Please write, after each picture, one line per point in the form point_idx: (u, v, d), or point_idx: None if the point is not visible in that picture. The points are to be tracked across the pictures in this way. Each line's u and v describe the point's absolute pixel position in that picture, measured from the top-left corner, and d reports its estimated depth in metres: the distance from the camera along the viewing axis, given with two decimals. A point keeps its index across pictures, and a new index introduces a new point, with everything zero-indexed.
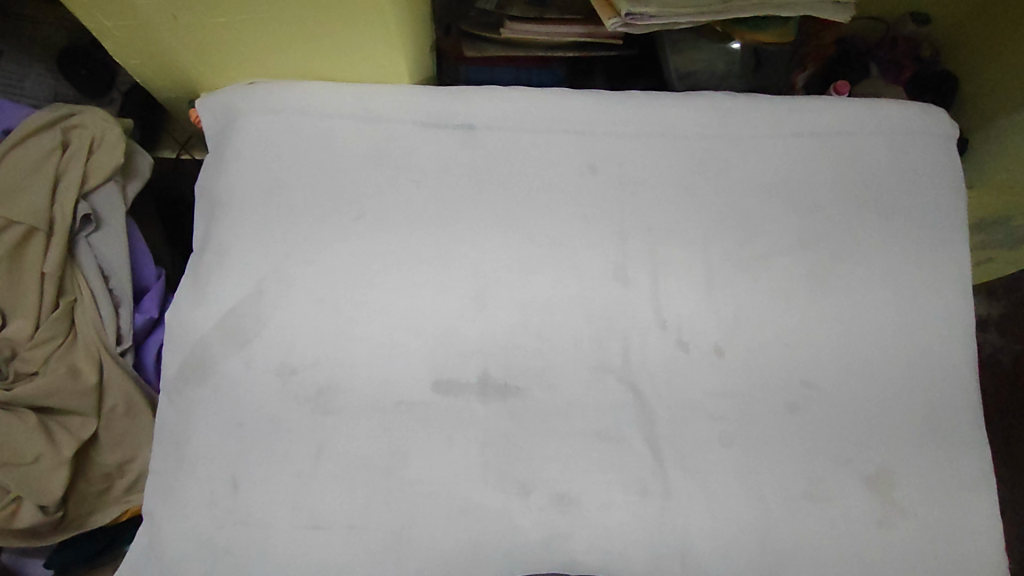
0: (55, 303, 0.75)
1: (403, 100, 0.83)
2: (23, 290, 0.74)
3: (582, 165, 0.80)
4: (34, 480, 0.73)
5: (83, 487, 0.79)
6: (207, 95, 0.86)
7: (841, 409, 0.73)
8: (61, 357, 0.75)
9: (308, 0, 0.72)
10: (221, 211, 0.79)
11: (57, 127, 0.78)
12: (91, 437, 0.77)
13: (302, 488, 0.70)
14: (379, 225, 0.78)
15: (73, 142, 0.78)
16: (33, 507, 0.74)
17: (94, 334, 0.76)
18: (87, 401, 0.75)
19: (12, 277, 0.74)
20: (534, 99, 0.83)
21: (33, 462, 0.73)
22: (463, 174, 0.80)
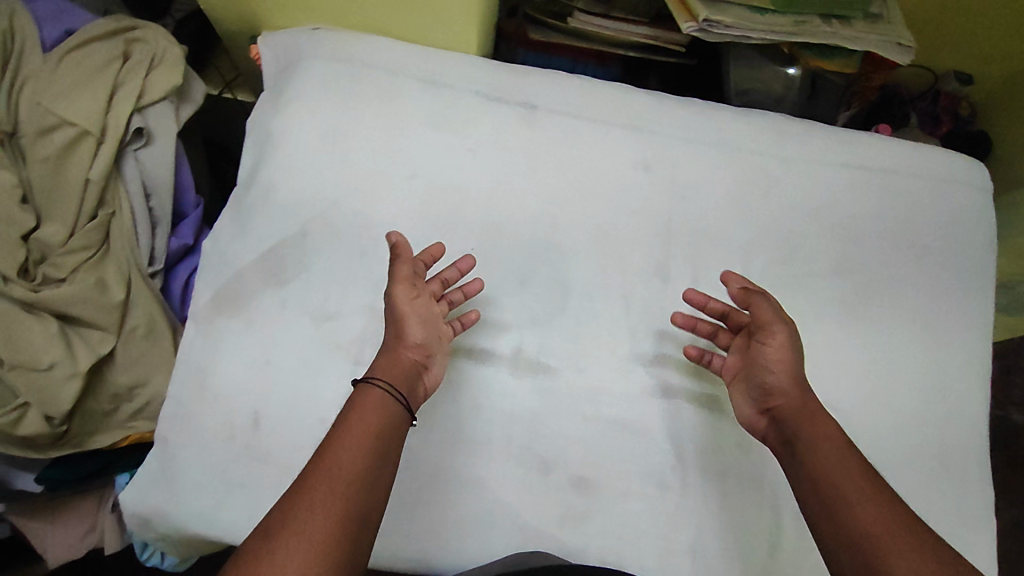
0: (93, 213, 0.74)
1: (470, 69, 0.83)
2: (64, 194, 0.73)
3: (636, 162, 0.81)
4: (46, 387, 0.72)
5: (90, 405, 0.77)
6: (269, 35, 0.86)
7: (863, 434, 0.74)
8: (93, 265, 0.74)
9: None
10: (274, 149, 0.79)
11: (120, 40, 0.78)
12: (109, 354, 0.76)
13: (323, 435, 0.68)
14: (431, 187, 0.78)
15: (135, 56, 0.78)
16: (38, 417, 0.73)
17: (126, 246, 0.76)
18: (111, 316, 0.74)
19: (56, 179, 0.72)
20: (595, 90, 0.84)
21: (48, 369, 0.72)
22: (519, 151, 0.80)
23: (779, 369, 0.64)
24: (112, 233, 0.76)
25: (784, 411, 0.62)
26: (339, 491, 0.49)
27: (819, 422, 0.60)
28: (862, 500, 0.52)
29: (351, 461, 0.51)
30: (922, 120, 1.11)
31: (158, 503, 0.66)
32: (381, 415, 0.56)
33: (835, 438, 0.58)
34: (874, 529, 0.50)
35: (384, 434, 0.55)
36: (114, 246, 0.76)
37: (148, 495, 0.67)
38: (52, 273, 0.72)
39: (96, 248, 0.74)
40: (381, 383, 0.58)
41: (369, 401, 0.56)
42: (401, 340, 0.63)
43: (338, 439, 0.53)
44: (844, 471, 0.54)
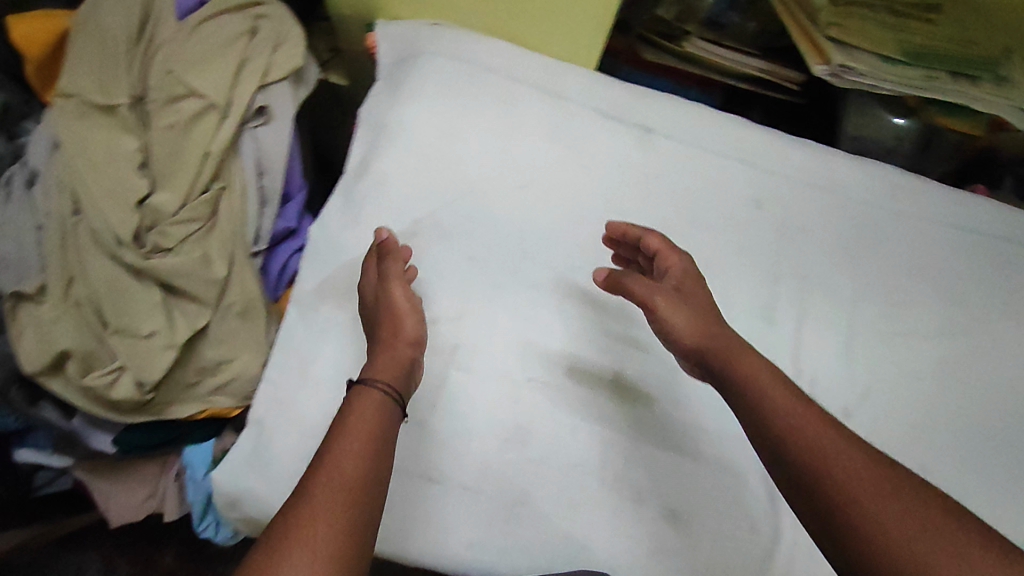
0: (206, 187, 0.73)
1: (591, 83, 0.82)
2: (180, 165, 0.72)
3: (750, 198, 0.80)
4: (143, 354, 0.72)
5: (177, 376, 0.77)
6: (387, 23, 0.85)
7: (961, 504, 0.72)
8: (200, 238, 0.73)
9: None
10: (389, 142, 0.79)
11: (249, 14, 0.77)
12: (203, 327, 0.76)
13: (421, 438, 0.68)
14: (543, 199, 0.77)
15: (263, 31, 0.76)
16: (128, 383, 0.72)
17: (235, 222, 0.75)
18: (211, 291, 0.74)
19: (175, 149, 0.72)
20: (715, 118, 0.82)
21: (147, 337, 0.72)
22: (633, 174, 0.79)
23: (678, 316, 0.58)
24: (220, 206, 0.75)
25: (704, 349, 0.55)
26: (339, 499, 0.44)
27: (752, 359, 0.52)
28: (842, 445, 0.44)
29: (354, 471, 0.46)
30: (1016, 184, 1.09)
31: (252, 486, 0.66)
32: (380, 414, 0.51)
33: (770, 381, 0.50)
34: (855, 487, 0.42)
35: (384, 433, 0.50)
36: (220, 220, 0.75)
37: (241, 478, 0.66)
38: (161, 243, 0.72)
39: (203, 221, 0.74)
40: (382, 386, 0.54)
41: (368, 400, 0.52)
42: (387, 327, 0.62)
43: (333, 448, 0.47)
44: (778, 416, 0.48)
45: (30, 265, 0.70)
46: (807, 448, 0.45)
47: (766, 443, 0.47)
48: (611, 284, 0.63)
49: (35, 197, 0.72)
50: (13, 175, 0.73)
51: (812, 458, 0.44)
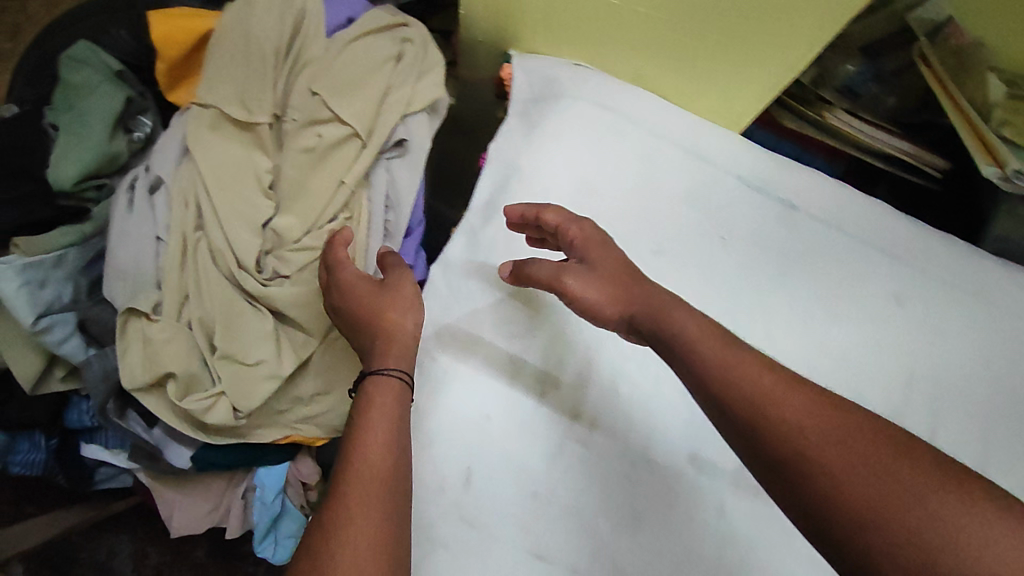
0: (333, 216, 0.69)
1: (738, 150, 0.78)
2: (310, 191, 0.69)
3: (889, 294, 0.75)
4: (245, 382, 0.68)
5: (272, 403, 0.74)
6: (524, 56, 0.80)
7: None
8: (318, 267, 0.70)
9: (732, 14, 0.68)
10: (522, 187, 0.75)
11: (397, 39, 0.73)
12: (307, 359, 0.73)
13: (533, 508, 0.66)
14: (677, 267, 0.73)
15: (410, 59, 0.73)
16: (225, 409, 0.69)
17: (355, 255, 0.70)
18: (322, 325, 0.71)
19: (307, 174, 0.69)
20: (859, 202, 0.78)
21: (252, 365, 0.68)
22: (771, 252, 0.75)
23: (593, 293, 0.59)
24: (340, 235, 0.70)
25: (639, 316, 0.57)
26: (375, 484, 0.51)
27: (679, 311, 0.55)
28: (799, 409, 0.47)
29: (381, 468, 0.52)
30: None
31: None
32: (394, 398, 0.56)
33: (698, 335, 0.52)
34: (829, 454, 0.44)
35: (402, 416, 0.56)
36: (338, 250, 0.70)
37: None
38: (279, 269, 0.69)
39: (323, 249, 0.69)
40: (397, 373, 0.58)
41: (382, 388, 0.56)
42: (385, 314, 0.61)
43: (354, 447, 0.52)
44: (780, 408, 0.47)
45: (147, 278, 0.69)
46: (794, 429, 0.46)
47: (755, 440, 0.47)
48: (518, 276, 0.64)
49: (159, 206, 0.70)
50: (136, 179, 0.71)
51: (797, 437, 0.45)
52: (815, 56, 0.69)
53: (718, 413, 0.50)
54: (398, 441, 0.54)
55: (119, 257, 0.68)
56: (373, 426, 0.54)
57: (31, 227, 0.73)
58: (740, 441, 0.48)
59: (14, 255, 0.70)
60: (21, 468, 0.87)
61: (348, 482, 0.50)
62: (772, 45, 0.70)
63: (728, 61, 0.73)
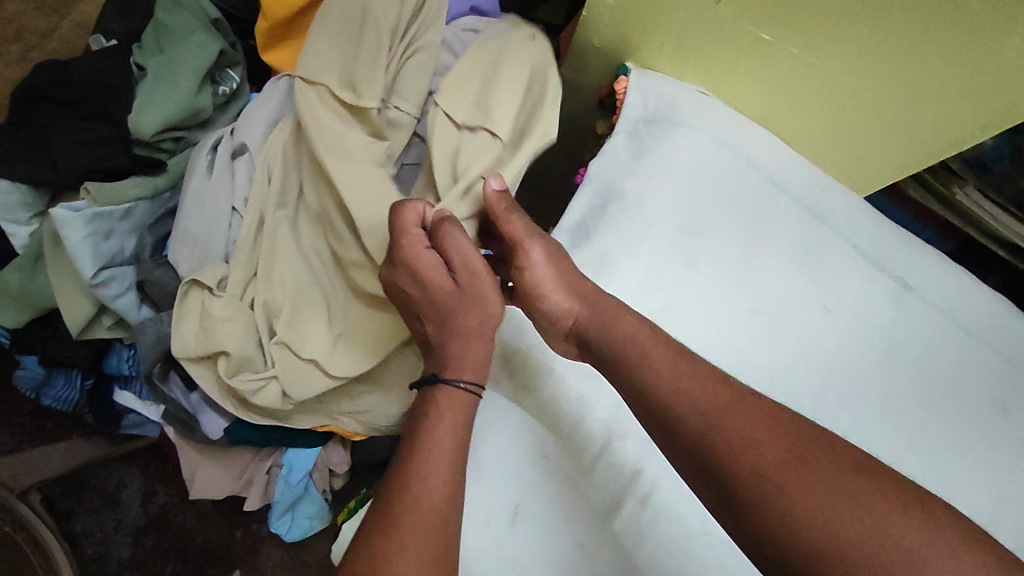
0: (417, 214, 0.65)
1: (859, 214, 0.71)
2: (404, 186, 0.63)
3: (993, 400, 0.68)
4: (299, 370, 0.64)
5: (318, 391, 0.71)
6: (643, 70, 0.73)
7: None
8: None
9: (902, 80, 0.62)
10: (619, 216, 0.69)
11: (506, 37, 0.69)
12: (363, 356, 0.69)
13: (573, 564, 0.60)
14: (771, 332, 0.67)
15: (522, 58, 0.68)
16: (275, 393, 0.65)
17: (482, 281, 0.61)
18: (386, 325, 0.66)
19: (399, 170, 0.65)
20: (978, 294, 0.71)
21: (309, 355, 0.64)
22: (875, 331, 0.69)
23: (544, 269, 0.55)
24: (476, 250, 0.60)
25: (580, 321, 0.54)
26: (428, 522, 0.43)
27: (622, 324, 0.52)
28: (766, 430, 0.44)
29: (435, 499, 0.44)
30: None
31: None
32: (456, 422, 0.49)
33: (654, 349, 0.50)
34: (793, 471, 0.42)
35: (463, 440, 0.48)
36: None
37: None
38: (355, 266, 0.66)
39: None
40: (469, 387, 0.51)
41: (446, 408, 0.49)
42: (466, 318, 0.54)
43: (413, 461, 0.46)
44: (746, 438, 0.43)
45: (214, 250, 0.66)
46: (736, 447, 0.43)
47: (713, 476, 0.44)
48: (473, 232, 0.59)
49: (236, 174, 0.67)
50: (219, 142, 0.69)
51: (750, 453, 0.43)
52: (983, 140, 0.63)
53: (662, 436, 0.47)
54: (454, 469, 0.46)
55: (189, 222, 0.66)
56: (430, 451, 0.46)
57: (100, 172, 0.69)
58: (695, 472, 0.45)
59: (84, 201, 0.66)
60: (53, 401, 0.82)
61: (394, 513, 0.44)
62: (938, 115, 0.64)
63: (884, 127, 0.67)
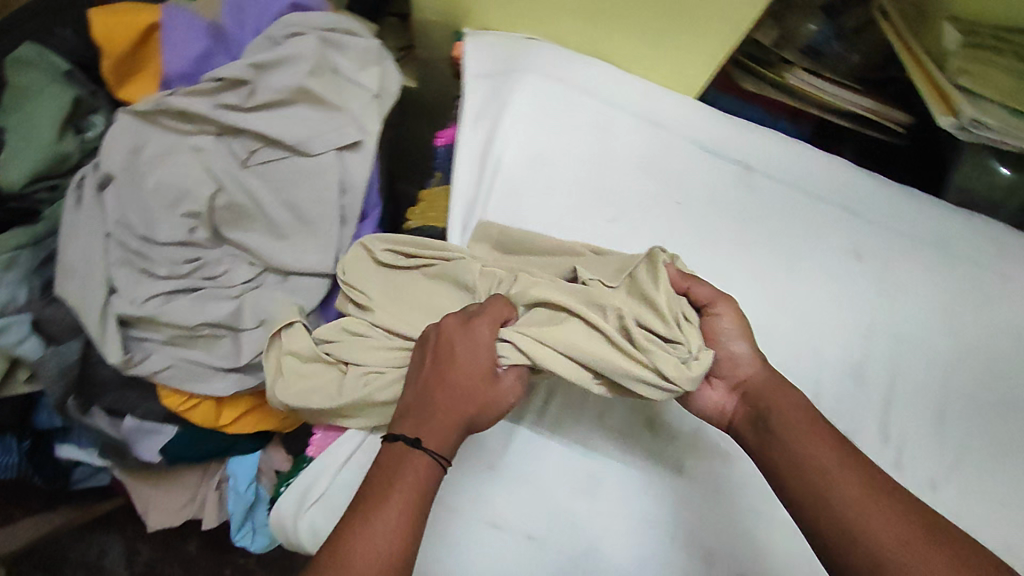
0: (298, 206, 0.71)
1: (693, 114, 0.78)
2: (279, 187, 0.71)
3: (846, 250, 0.76)
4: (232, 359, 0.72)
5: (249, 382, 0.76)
6: (479, 35, 0.80)
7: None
8: (279, 282, 0.74)
9: None
10: (478, 167, 0.75)
11: (322, 29, 0.73)
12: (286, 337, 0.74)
13: (490, 481, 0.66)
14: (632, 236, 0.74)
15: (342, 45, 0.73)
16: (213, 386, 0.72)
17: (536, 350, 0.55)
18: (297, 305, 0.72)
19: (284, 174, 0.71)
20: (815, 160, 0.78)
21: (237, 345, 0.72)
22: (726, 214, 0.76)
23: (741, 342, 0.59)
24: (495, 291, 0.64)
25: (754, 386, 0.58)
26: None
27: (784, 397, 0.56)
28: (852, 485, 0.49)
29: (371, 561, 0.45)
30: None
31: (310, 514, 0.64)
32: (416, 480, 0.49)
33: (793, 413, 0.55)
34: (870, 527, 0.46)
35: (423, 498, 0.49)
36: (297, 239, 0.72)
37: (303, 499, 0.65)
38: (238, 277, 0.73)
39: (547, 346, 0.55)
40: (436, 456, 0.51)
41: (410, 462, 0.50)
42: (484, 406, 0.54)
43: (361, 514, 0.47)
44: (836, 492, 0.49)
45: (97, 275, 0.68)
46: (828, 496, 0.49)
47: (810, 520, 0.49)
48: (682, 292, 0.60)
49: (108, 202, 0.70)
50: (85, 177, 0.72)
51: (838, 509, 0.48)
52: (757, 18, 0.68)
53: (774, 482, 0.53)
54: (400, 531, 0.47)
55: (68, 253, 0.68)
56: (381, 504, 0.47)
57: None
58: (796, 517, 0.51)
59: None
60: None
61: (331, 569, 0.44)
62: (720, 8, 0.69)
63: (683, 29, 0.73)
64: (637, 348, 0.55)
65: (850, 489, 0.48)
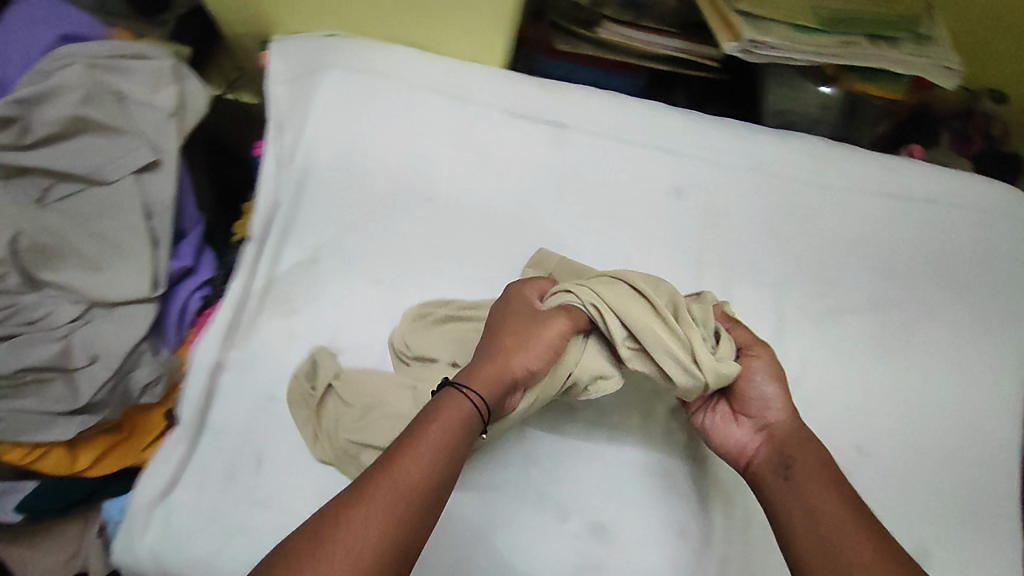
0: (108, 234, 0.71)
1: (500, 83, 0.77)
2: (87, 222, 0.71)
3: (668, 188, 0.78)
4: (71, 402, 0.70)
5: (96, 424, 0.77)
6: (282, 37, 0.78)
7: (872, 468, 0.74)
8: (106, 314, 0.73)
9: None
10: (286, 169, 0.74)
11: (104, 55, 0.72)
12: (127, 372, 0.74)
13: (332, 478, 0.65)
14: (449, 211, 0.74)
15: (121, 69, 0.73)
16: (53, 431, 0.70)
17: (606, 301, 0.57)
18: (127, 338, 0.72)
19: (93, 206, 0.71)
20: (630, 108, 0.79)
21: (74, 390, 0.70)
22: (546, 173, 0.76)
23: (776, 385, 0.61)
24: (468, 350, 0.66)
25: (779, 433, 0.60)
26: (393, 513, 0.43)
27: (808, 448, 0.58)
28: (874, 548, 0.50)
29: (405, 504, 0.44)
30: (955, 137, 1.07)
31: (149, 547, 0.63)
32: (456, 425, 0.50)
33: (823, 478, 0.55)
34: None
35: (454, 448, 0.49)
36: (111, 268, 0.71)
37: (145, 536, 0.63)
38: (63, 315, 0.71)
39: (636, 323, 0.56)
40: (472, 398, 0.52)
41: (454, 407, 0.50)
42: (520, 353, 0.56)
43: (403, 453, 0.47)
44: (851, 550, 0.50)
45: None
46: (830, 555, 0.51)
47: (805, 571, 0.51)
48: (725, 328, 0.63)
49: None
50: None
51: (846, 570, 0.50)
52: None
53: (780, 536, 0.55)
54: (427, 481, 0.46)
55: None
56: (418, 443, 0.47)
57: None
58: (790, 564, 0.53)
59: None
60: None
61: (354, 509, 0.43)
62: None
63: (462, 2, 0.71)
64: (682, 326, 0.57)
65: (866, 552, 0.50)
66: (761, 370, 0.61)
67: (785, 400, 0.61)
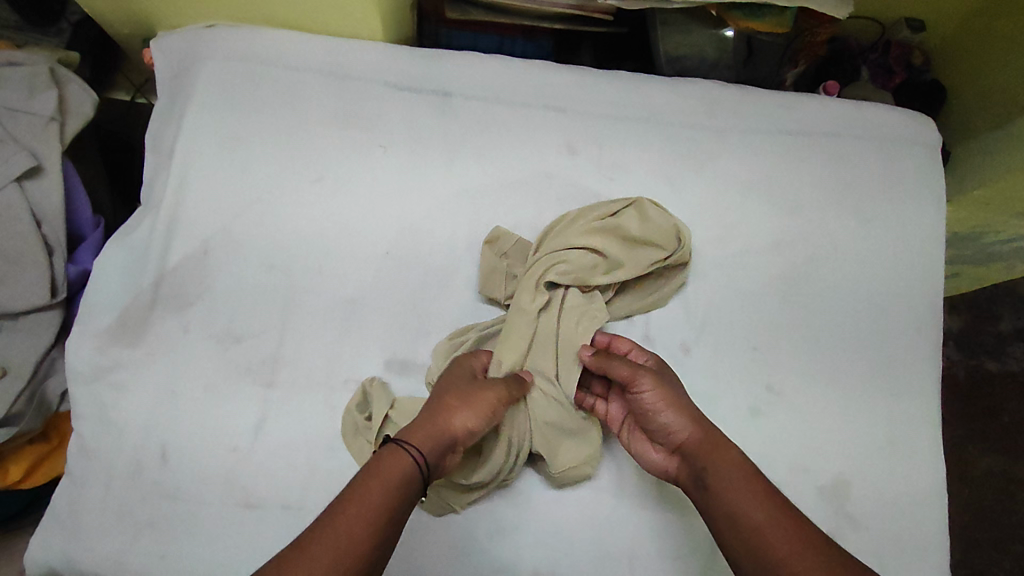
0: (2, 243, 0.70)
1: (380, 57, 0.77)
2: None
3: (560, 145, 0.77)
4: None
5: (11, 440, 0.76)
6: (160, 34, 0.77)
7: (789, 407, 0.73)
8: (10, 324, 0.72)
9: None
10: (170, 164, 0.73)
11: None
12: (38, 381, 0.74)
13: (237, 466, 0.65)
14: (339, 189, 0.73)
15: None
16: None
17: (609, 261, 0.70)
18: (35, 349, 0.72)
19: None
20: (516, 70, 0.78)
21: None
22: (435, 142, 0.75)
23: (672, 406, 0.60)
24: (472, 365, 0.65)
25: (691, 447, 0.59)
26: (340, 564, 0.45)
27: (724, 455, 0.57)
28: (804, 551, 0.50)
29: (350, 553, 0.46)
30: (874, 73, 1.05)
31: (64, 547, 0.64)
32: (395, 483, 0.51)
33: (743, 485, 0.55)
34: None
35: (395, 506, 0.50)
36: (8, 280, 0.70)
37: (54, 543, 0.65)
38: None
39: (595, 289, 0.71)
40: (409, 462, 0.53)
41: (389, 468, 0.52)
42: (455, 420, 0.58)
43: (348, 506, 0.48)
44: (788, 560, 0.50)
45: None
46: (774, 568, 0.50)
47: None
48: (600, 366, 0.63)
49: None
50: None
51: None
52: None
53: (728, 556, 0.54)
54: (372, 533, 0.48)
55: None
56: (366, 497, 0.49)
57: None
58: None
59: None
60: None
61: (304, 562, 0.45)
62: None
63: None
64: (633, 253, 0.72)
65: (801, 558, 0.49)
66: (657, 397, 0.60)
67: (694, 413, 0.60)
